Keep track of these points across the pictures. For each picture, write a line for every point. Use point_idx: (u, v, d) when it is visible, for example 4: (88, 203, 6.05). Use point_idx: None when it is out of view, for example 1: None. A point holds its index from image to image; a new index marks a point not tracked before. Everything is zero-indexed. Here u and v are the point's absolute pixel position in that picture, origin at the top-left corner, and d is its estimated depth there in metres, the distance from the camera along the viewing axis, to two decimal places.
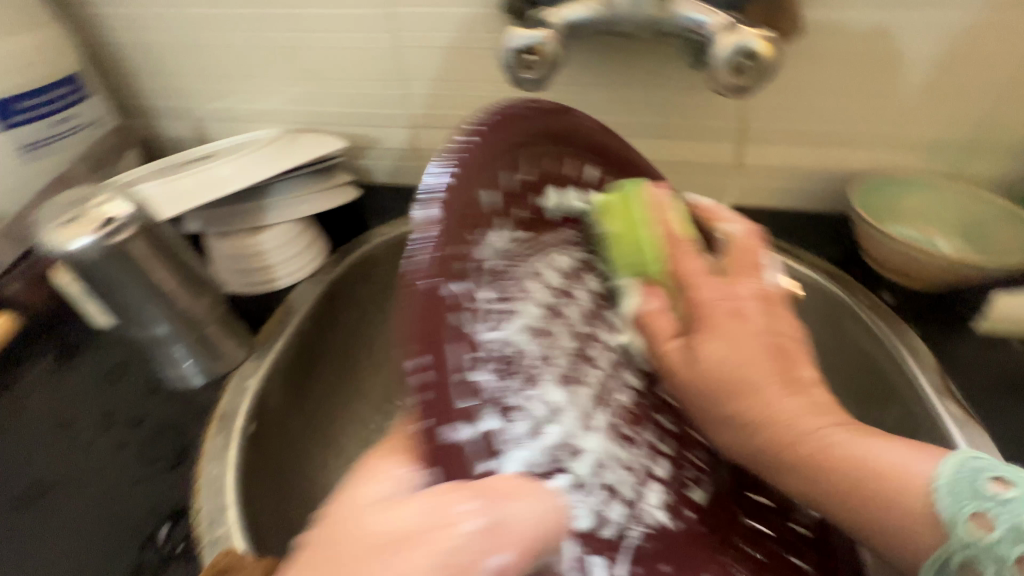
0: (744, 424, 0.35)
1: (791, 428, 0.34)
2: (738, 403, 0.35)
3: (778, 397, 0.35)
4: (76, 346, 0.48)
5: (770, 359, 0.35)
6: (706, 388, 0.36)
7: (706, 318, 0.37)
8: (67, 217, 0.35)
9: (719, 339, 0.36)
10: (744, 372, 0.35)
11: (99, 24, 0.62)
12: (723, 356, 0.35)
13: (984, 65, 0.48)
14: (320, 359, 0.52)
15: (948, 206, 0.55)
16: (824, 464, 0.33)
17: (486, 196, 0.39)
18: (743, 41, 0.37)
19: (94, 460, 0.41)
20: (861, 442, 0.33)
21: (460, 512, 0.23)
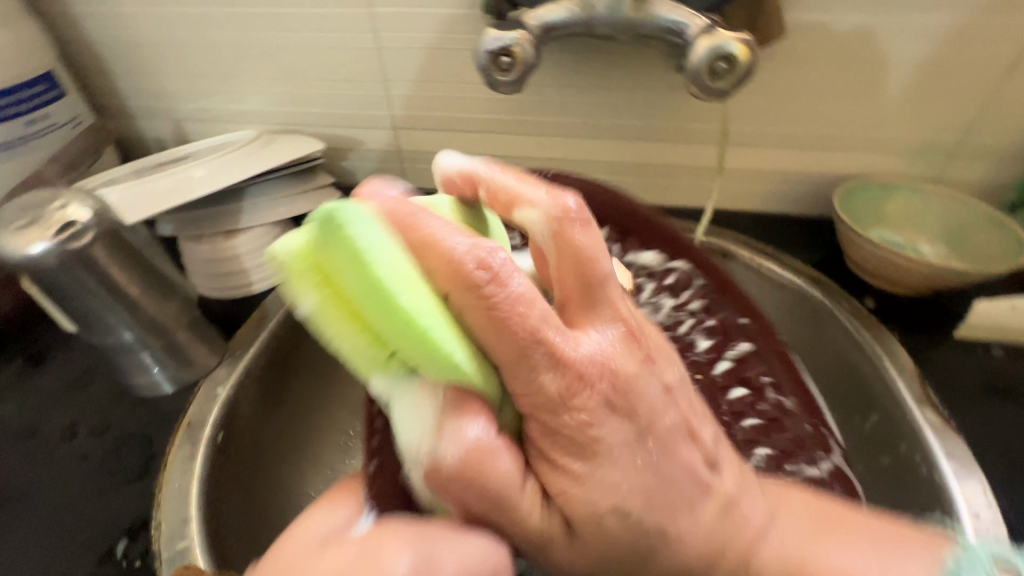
0: (649, 574, 0.26)
1: (703, 544, 0.26)
2: (654, 518, 0.25)
3: (675, 510, 0.25)
4: (43, 352, 0.47)
5: (645, 466, 0.24)
6: (622, 555, 0.25)
7: (632, 400, 0.24)
8: (23, 222, 0.34)
9: (602, 476, 0.24)
10: (644, 495, 0.24)
11: (74, 22, 0.61)
12: (605, 484, 0.23)
13: (967, 68, 0.48)
14: (297, 365, 0.51)
15: (931, 210, 0.54)
16: (768, 574, 0.26)
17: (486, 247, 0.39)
18: (719, 43, 0.36)
19: (57, 469, 0.40)
20: (814, 543, 0.27)
21: (390, 550, 0.20)
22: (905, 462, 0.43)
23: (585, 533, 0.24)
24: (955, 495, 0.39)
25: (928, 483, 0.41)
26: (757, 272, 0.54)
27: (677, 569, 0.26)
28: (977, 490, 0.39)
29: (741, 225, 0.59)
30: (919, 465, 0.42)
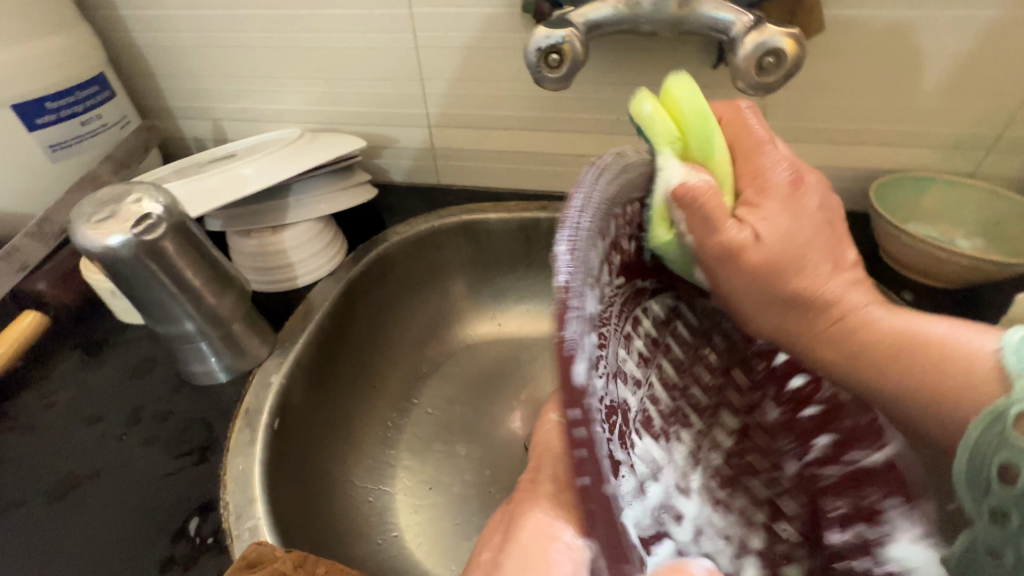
0: (787, 300, 0.34)
1: (891, 335, 0.34)
2: (795, 284, 0.34)
3: (814, 262, 0.34)
4: (103, 343, 0.49)
5: (825, 234, 0.34)
6: (785, 293, 0.34)
7: (795, 196, 0.33)
8: (101, 216, 0.35)
9: (782, 224, 0.33)
10: (805, 242, 0.33)
11: (122, 26, 0.63)
12: (777, 228, 0.32)
13: (1007, 61, 0.48)
14: (341, 356, 0.53)
15: (968, 204, 0.54)
16: (857, 337, 0.35)
17: None
18: (766, 39, 0.37)
19: (123, 454, 0.42)
20: (913, 322, 0.35)
21: None
22: None
23: (765, 268, 0.33)
24: None
25: None
26: None
27: (796, 341, 0.36)
28: None
29: None
30: None
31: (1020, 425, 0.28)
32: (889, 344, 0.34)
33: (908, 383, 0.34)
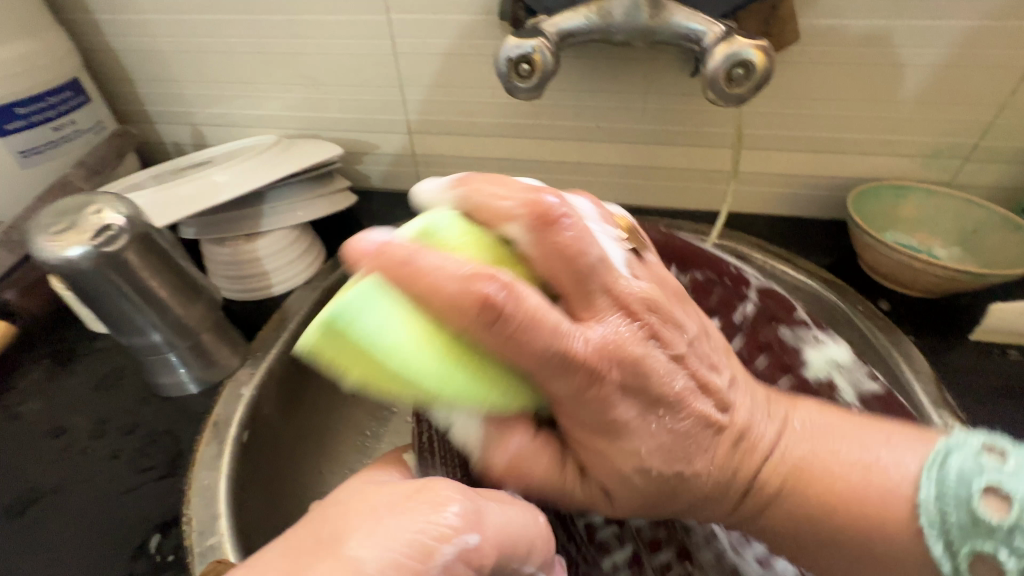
0: (681, 504, 0.31)
1: (803, 467, 0.30)
2: (629, 466, 0.29)
3: (695, 468, 0.30)
4: (71, 353, 0.48)
5: (676, 446, 0.29)
6: (614, 481, 0.30)
7: (643, 379, 0.27)
8: (61, 226, 0.35)
9: (603, 427, 0.28)
10: (671, 469, 0.29)
11: (97, 30, 0.63)
12: (630, 460, 0.29)
13: (982, 72, 0.48)
14: (317, 363, 0.52)
15: (945, 213, 0.55)
16: (767, 493, 0.30)
17: None
18: (736, 49, 0.37)
19: (87, 467, 0.41)
20: (820, 448, 0.30)
21: (441, 497, 0.23)
22: None
23: (645, 507, 0.31)
24: None
25: None
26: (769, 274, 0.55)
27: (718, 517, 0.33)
28: None
29: (753, 228, 0.60)
30: None
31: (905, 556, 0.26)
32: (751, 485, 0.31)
33: (789, 502, 0.30)
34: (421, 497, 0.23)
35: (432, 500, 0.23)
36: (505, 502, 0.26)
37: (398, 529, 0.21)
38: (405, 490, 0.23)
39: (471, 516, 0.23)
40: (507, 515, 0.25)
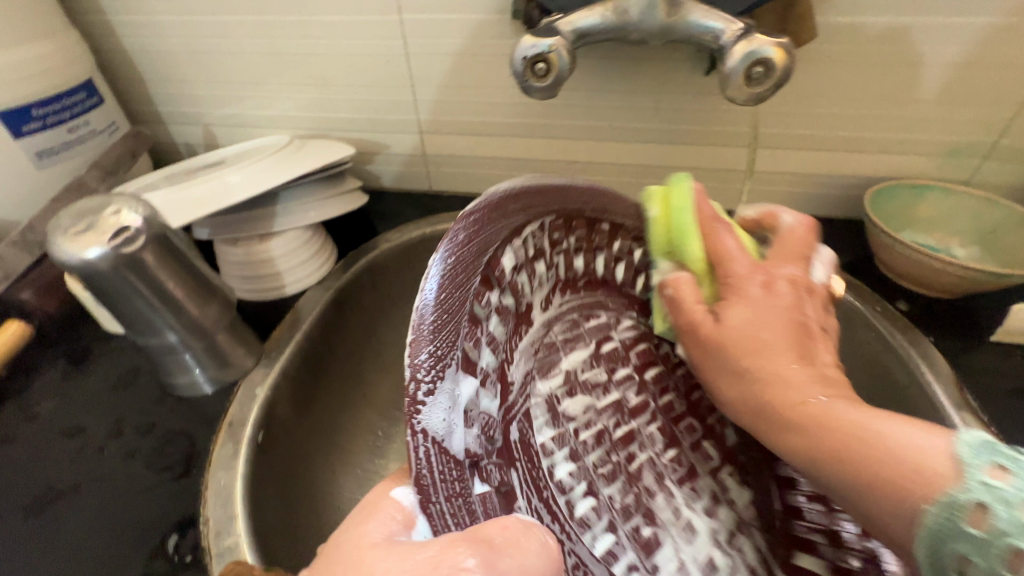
0: (748, 371, 0.30)
1: (850, 424, 0.26)
2: (751, 359, 0.30)
3: (778, 362, 0.30)
4: (87, 353, 0.49)
5: (793, 334, 0.31)
6: (715, 346, 0.32)
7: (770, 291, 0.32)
8: (78, 227, 0.35)
9: (750, 315, 0.31)
10: (765, 334, 0.31)
11: (110, 31, 0.63)
12: (740, 315, 0.31)
13: (1003, 70, 0.47)
14: (329, 363, 0.52)
15: (964, 212, 0.54)
16: (795, 437, 0.28)
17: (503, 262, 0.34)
18: (755, 48, 0.36)
19: (104, 467, 0.41)
20: (856, 411, 0.27)
21: (456, 557, 0.23)
22: None
23: (706, 347, 0.32)
24: None
25: None
26: None
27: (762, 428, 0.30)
28: None
29: None
30: None
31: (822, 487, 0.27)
32: (812, 434, 0.27)
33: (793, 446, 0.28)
34: (434, 565, 0.23)
35: (451, 562, 0.23)
36: (518, 548, 0.25)
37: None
38: (425, 555, 0.24)
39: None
40: (525, 558, 0.25)
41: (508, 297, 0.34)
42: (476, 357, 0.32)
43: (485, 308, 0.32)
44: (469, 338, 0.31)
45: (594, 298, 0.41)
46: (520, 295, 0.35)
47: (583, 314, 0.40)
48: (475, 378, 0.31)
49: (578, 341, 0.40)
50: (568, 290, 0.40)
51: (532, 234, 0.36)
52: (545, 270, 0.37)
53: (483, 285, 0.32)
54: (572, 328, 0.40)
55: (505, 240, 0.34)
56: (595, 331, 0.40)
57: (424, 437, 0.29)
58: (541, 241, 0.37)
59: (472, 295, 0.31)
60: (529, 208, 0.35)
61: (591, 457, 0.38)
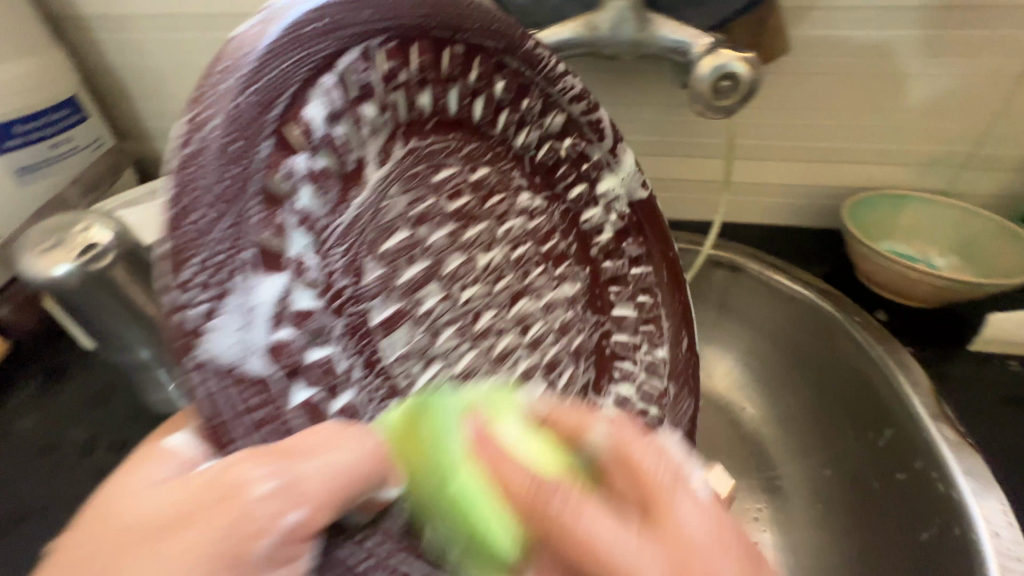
0: None
1: None
2: None
3: None
4: (65, 368, 0.48)
5: None
6: None
7: (624, 507, 0.22)
8: (50, 243, 0.34)
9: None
10: None
11: (95, 49, 0.63)
12: None
13: (976, 80, 0.48)
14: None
15: (942, 222, 0.54)
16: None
17: (308, 116, 0.23)
18: (723, 63, 0.36)
19: (75, 485, 0.41)
20: None
21: (250, 473, 0.19)
22: (923, 479, 0.41)
23: None
24: (973, 511, 0.37)
25: (947, 502, 0.39)
26: (765, 284, 0.54)
27: None
28: (995, 506, 0.37)
29: (748, 237, 0.60)
30: (935, 482, 0.40)
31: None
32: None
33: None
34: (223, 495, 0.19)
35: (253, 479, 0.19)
36: (329, 450, 0.21)
37: (202, 532, 0.19)
38: (205, 479, 0.20)
39: (289, 489, 0.20)
40: (335, 453, 0.21)
41: (324, 153, 0.24)
42: (290, 211, 0.23)
43: (293, 179, 0.23)
44: (263, 229, 0.22)
45: (468, 148, 0.34)
46: (344, 150, 0.26)
47: (431, 169, 0.31)
48: (284, 274, 0.23)
49: (431, 216, 0.31)
50: (412, 136, 0.30)
51: (353, 68, 0.25)
52: (377, 112, 0.27)
53: (279, 149, 0.22)
54: (423, 196, 0.31)
55: (309, 82, 0.23)
56: (461, 198, 0.33)
57: (208, 371, 0.20)
58: (370, 77, 0.26)
59: (262, 166, 0.21)
60: (338, 32, 0.24)
61: (461, 365, 0.32)
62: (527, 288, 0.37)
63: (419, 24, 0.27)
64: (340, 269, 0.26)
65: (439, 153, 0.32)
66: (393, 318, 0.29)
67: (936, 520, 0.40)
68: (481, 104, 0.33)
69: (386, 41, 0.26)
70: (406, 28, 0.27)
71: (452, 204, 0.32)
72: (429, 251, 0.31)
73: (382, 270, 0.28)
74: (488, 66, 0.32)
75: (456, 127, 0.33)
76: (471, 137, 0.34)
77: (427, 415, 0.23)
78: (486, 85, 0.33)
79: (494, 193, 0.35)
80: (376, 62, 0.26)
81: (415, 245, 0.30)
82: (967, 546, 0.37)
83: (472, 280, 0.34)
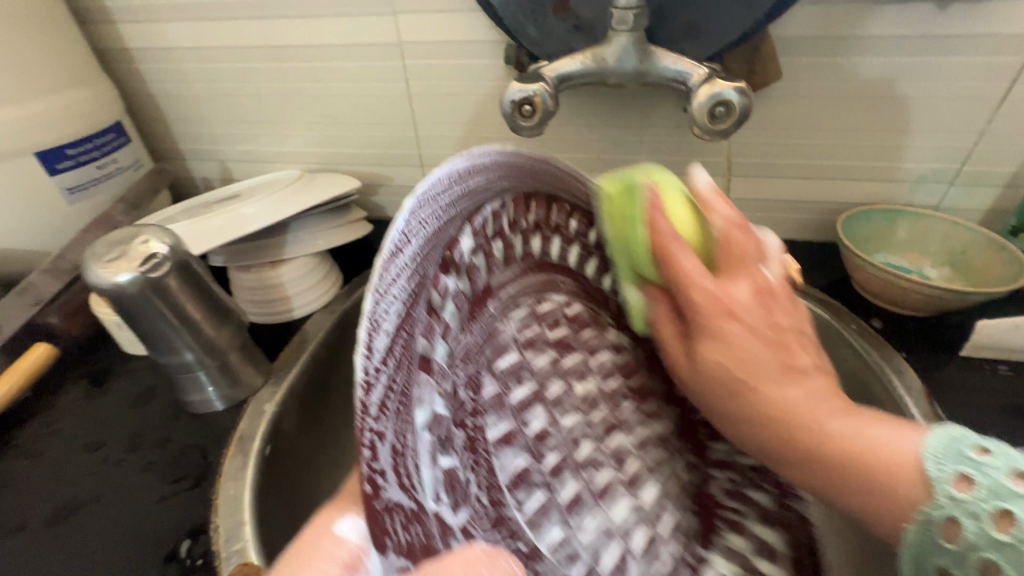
0: (747, 402, 0.35)
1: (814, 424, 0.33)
2: (746, 383, 0.35)
3: (776, 384, 0.34)
4: (108, 373, 0.52)
5: (766, 341, 0.34)
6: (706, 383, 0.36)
7: (727, 303, 0.34)
8: (112, 255, 0.39)
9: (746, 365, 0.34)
10: (750, 353, 0.34)
11: (138, 78, 0.68)
12: (755, 348, 0.34)
13: (957, 102, 0.51)
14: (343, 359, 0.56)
15: (933, 235, 0.57)
16: (822, 448, 0.32)
17: (462, 251, 0.35)
18: (718, 90, 0.40)
19: (121, 479, 0.44)
20: (861, 427, 0.32)
21: None
22: None
23: (726, 381, 0.35)
24: None
25: None
26: None
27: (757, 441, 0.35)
28: None
29: None
30: None
31: (948, 529, 0.26)
32: (779, 422, 0.34)
33: (781, 435, 0.34)
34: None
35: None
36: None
37: None
38: None
39: None
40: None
41: (464, 280, 0.35)
42: (431, 351, 0.31)
43: (444, 298, 0.33)
44: (426, 333, 0.31)
45: (556, 283, 0.42)
46: (478, 276, 0.36)
47: (537, 299, 0.42)
48: (432, 376, 0.31)
49: (536, 341, 0.41)
50: (529, 270, 0.41)
51: (491, 215, 0.37)
52: (500, 248, 0.38)
53: (441, 271, 0.33)
54: (531, 324, 0.41)
55: (460, 230, 0.34)
56: (557, 328, 0.42)
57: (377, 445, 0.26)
58: (502, 224, 0.38)
59: (428, 284, 0.31)
60: (492, 187, 0.35)
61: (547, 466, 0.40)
62: (619, 421, 0.44)
63: (540, 186, 0.39)
64: (459, 385, 0.35)
65: (527, 294, 0.41)
66: (505, 432, 0.39)
67: None
68: (575, 252, 0.43)
69: (512, 195, 0.38)
70: (528, 185, 0.38)
71: (551, 334, 0.42)
72: (535, 374, 0.41)
73: (496, 388, 0.39)
74: (585, 219, 0.43)
75: (552, 266, 0.42)
76: (562, 277, 0.43)
77: (625, 184, 0.34)
78: (578, 236, 0.43)
79: (586, 325, 0.44)
80: (507, 212, 0.38)
81: (520, 362, 0.40)
82: None
83: (571, 406, 0.42)
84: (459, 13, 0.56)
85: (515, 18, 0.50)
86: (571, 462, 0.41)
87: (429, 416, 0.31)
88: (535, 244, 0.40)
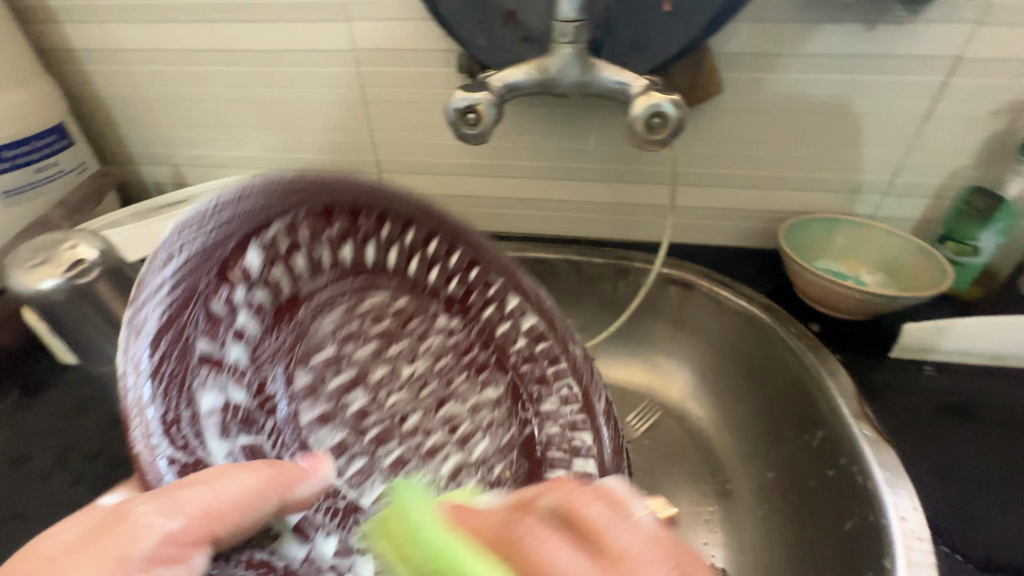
0: None
1: None
2: None
3: None
4: (42, 383, 0.50)
5: None
6: None
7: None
8: (37, 260, 0.37)
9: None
10: None
11: (84, 79, 0.67)
12: None
13: (886, 117, 0.54)
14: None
15: (868, 242, 0.60)
16: None
17: (248, 263, 0.35)
18: (655, 102, 0.42)
19: (49, 494, 0.42)
20: None
21: (141, 501, 0.26)
22: (846, 475, 0.45)
23: None
24: (885, 500, 0.41)
25: (864, 493, 0.43)
26: (713, 300, 0.59)
27: None
28: (905, 497, 0.41)
29: (699, 257, 0.65)
30: (856, 476, 0.44)
31: None
32: None
33: None
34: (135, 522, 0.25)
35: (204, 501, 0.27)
36: (213, 475, 0.28)
37: (99, 544, 0.25)
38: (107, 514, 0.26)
39: (171, 504, 0.26)
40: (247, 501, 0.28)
41: (260, 289, 0.36)
42: (218, 354, 0.33)
43: (228, 306, 0.34)
44: (203, 339, 0.32)
45: (376, 284, 0.42)
46: (276, 285, 0.37)
47: (357, 300, 0.41)
48: (218, 375, 0.33)
49: (357, 336, 0.41)
50: (343, 274, 0.40)
51: (277, 235, 0.36)
52: (302, 260, 0.38)
53: (219, 285, 0.33)
54: (348, 321, 0.40)
55: (240, 244, 0.34)
56: (380, 322, 0.42)
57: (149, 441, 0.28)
58: (298, 238, 0.38)
59: (204, 297, 0.33)
60: (269, 203, 0.35)
61: (383, 463, 0.40)
62: (451, 393, 0.44)
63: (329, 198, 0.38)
64: (270, 379, 0.36)
65: (343, 297, 0.40)
66: (322, 417, 0.38)
67: (857, 510, 0.43)
68: (395, 253, 0.43)
69: (305, 211, 0.38)
70: (318, 201, 0.38)
71: (374, 328, 0.42)
72: (353, 364, 0.40)
73: (309, 378, 0.38)
74: (399, 223, 0.42)
75: (370, 270, 0.42)
76: (384, 277, 0.43)
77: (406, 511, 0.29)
78: (395, 238, 0.42)
79: (413, 317, 0.44)
80: (300, 227, 0.38)
81: (340, 359, 0.40)
82: (880, 531, 0.40)
83: (397, 388, 0.42)
84: (412, 22, 0.56)
85: (466, 27, 0.51)
86: (396, 436, 0.41)
87: (220, 401, 0.33)
88: (345, 251, 0.40)
